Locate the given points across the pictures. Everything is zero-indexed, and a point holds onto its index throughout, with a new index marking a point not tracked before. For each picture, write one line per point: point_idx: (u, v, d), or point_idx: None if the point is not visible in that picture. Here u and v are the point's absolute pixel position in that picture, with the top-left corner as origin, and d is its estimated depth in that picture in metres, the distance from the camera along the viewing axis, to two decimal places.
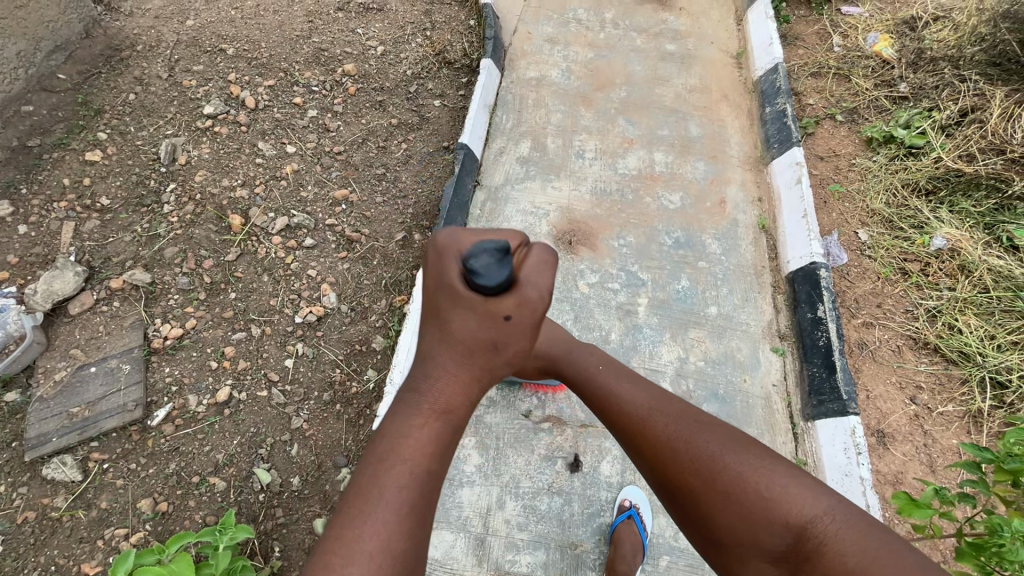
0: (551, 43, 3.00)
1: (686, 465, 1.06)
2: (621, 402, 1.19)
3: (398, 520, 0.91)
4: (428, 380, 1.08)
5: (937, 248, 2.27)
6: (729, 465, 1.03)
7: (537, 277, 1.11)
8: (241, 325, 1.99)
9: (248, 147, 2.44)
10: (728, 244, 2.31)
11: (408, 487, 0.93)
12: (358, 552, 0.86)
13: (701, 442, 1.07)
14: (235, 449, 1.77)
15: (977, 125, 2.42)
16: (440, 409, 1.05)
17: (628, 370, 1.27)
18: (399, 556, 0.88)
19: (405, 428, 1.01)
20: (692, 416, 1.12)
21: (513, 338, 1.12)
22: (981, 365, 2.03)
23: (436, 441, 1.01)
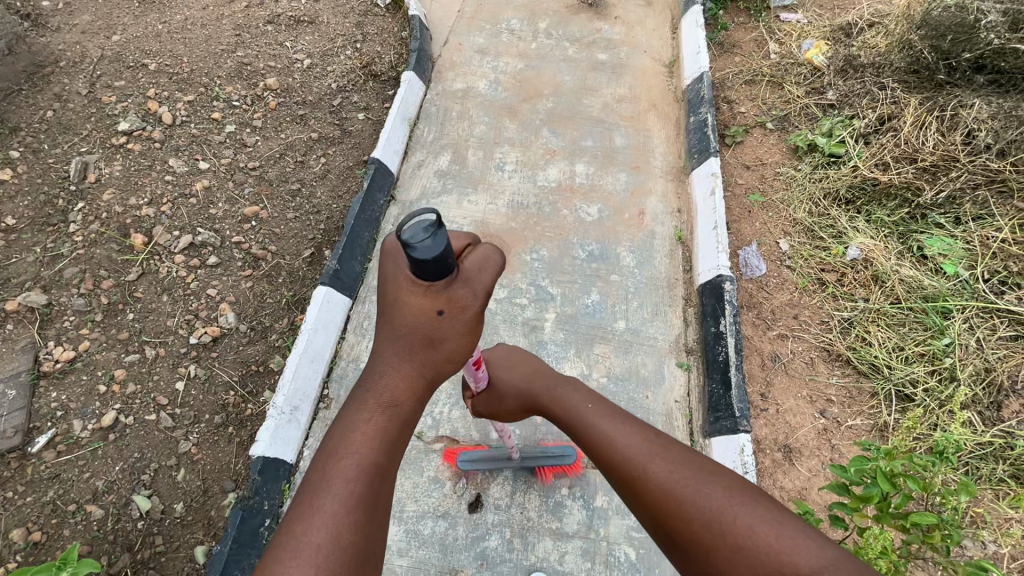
0: (481, 54, 2.98)
1: (686, 510, 0.96)
2: (616, 448, 1.12)
3: (342, 508, 0.89)
4: (375, 379, 1.06)
5: (851, 258, 2.24)
6: (732, 514, 0.92)
7: (472, 265, 1.02)
8: (136, 347, 1.96)
9: (159, 164, 2.40)
10: (643, 257, 2.28)
11: (352, 481, 0.92)
12: (304, 540, 0.85)
13: (695, 488, 0.98)
14: (116, 476, 1.74)
15: (893, 133, 2.40)
16: (386, 406, 1.03)
17: (622, 416, 1.20)
18: (345, 544, 0.87)
19: (350, 421, 1.01)
20: (689, 461, 1.04)
21: (450, 334, 1.03)
22: (888, 378, 1.99)
23: (385, 439, 1.00)
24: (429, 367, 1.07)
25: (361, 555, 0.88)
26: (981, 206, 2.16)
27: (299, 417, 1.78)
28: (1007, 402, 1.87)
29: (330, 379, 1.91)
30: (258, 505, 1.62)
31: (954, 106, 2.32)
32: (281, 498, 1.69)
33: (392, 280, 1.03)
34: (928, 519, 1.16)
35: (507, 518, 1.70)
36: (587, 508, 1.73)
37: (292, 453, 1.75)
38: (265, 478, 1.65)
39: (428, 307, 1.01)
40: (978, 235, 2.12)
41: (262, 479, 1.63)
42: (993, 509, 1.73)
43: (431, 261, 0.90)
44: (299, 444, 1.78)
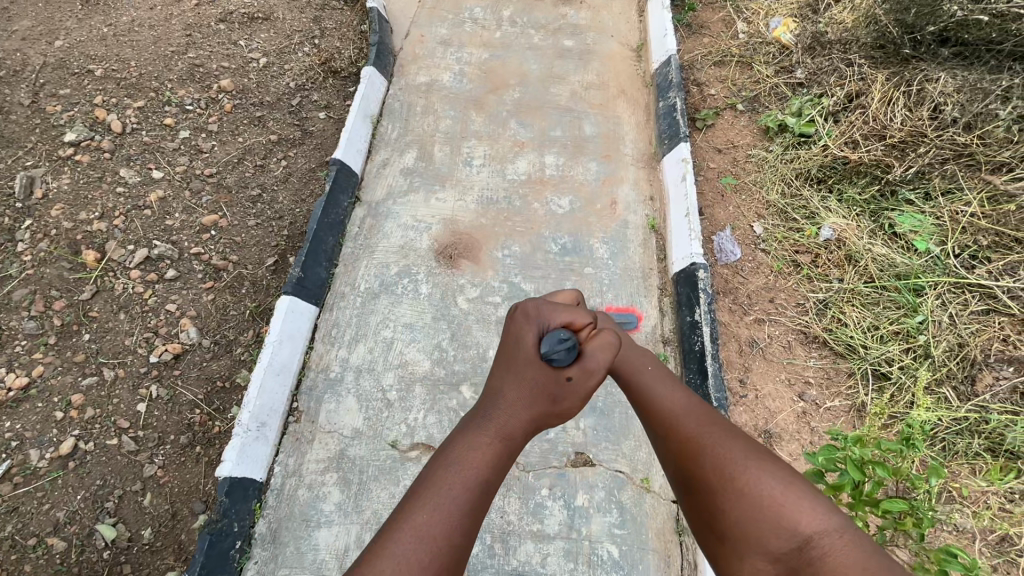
0: (445, 45, 2.89)
1: (708, 463, 1.07)
2: (655, 402, 1.21)
3: (455, 511, 0.97)
4: (494, 414, 1.09)
5: (825, 239, 2.23)
6: (747, 468, 1.03)
7: (599, 350, 1.07)
8: (93, 369, 1.88)
9: (110, 175, 2.29)
10: (617, 247, 2.25)
11: (468, 492, 0.99)
12: (422, 530, 0.94)
13: (722, 448, 1.08)
14: (78, 505, 1.68)
15: (861, 110, 2.37)
16: (503, 437, 1.07)
17: (668, 375, 1.27)
18: (452, 546, 0.95)
19: (465, 441, 1.06)
20: (720, 424, 1.13)
21: (572, 404, 1.09)
22: (864, 358, 1.99)
23: (498, 463, 1.06)
24: (544, 420, 1.11)
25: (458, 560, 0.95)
26: (950, 180, 2.15)
27: (268, 434, 1.72)
28: (981, 376, 1.87)
29: (300, 392, 1.85)
30: (227, 527, 1.57)
31: (920, 80, 2.30)
32: (252, 518, 1.64)
33: (523, 350, 1.08)
34: (898, 506, 1.16)
35: (487, 523, 1.67)
36: (568, 507, 1.70)
37: (262, 471, 1.70)
38: (233, 499, 1.59)
39: (557, 379, 1.06)
40: (948, 210, 2.11)
41: (229, 500, 1.58)
42: (970, 483, 1.75)
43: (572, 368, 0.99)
44: (270, 461, 1.72)
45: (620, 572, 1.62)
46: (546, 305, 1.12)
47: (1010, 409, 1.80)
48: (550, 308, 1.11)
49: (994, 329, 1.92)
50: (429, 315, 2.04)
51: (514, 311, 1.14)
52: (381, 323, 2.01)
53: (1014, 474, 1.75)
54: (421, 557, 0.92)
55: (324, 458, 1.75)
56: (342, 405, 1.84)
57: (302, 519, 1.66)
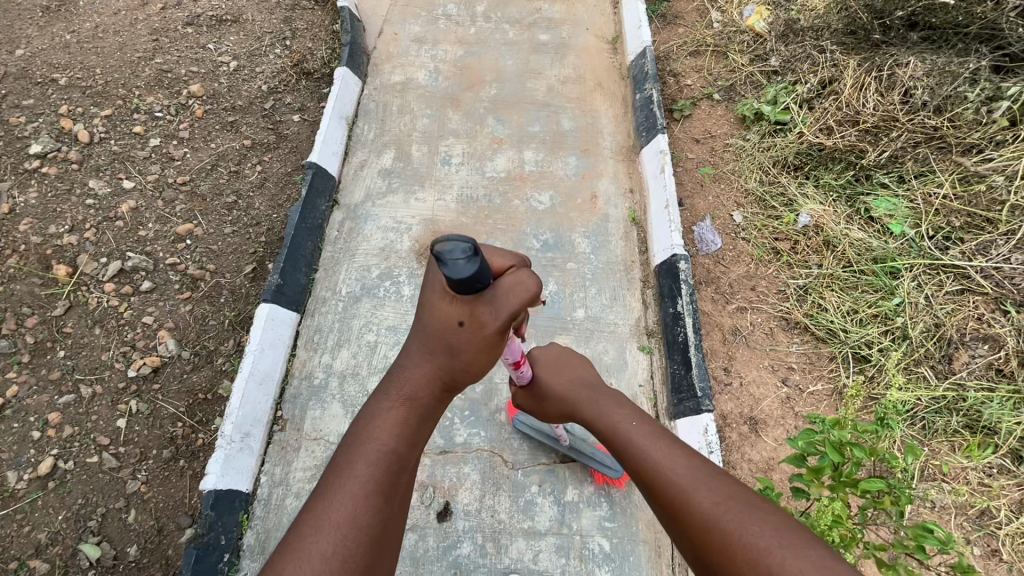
0: (419, 43, 2.85)
1: (736, 547, 0.82)
2: (658, 473, 0.99)
3: (359, 491, 0.90)
4: (401, 370, 1.05)
5: (803, 226, 2.25)
6: (784, 561, 0.77)
7: (504, 283, 0.94)
8: (69, 387, 1.83)
9: (79, 187, 2.23)
10: (598, 242, 2.25)
11: (370, 466, 0.93)
12: (320, 520, 0.87)
13: (745, 535, 0.83)
14: (60, 526, 1.64)
15: (834, 96, 2.40)
16: (407, 398, 1.03)
17: (670, 436, 1.07)
18: (361, 527, 0.88)
19: (373, 409, 1.03)
20: (746, 504, 0.88)
21: (468, 348, 0.98)
22: (844, 342, 2.01)
23: (407, 432, 1.01)
24: (446, 373, 1.03)
25: (378, 539, 0.89)
26: (923, 163, 2.18)
27: (253, 444, 1.70)
28: (957, 354, 1.91)
29: (284, 400, 1.83)
30: (214, 540, 1.55)
31: (891, 65, 2.32)
32: (240, 529, 1.62)
33: (425, 285, 1.03)
34: (876, 485, 1.18)
35: (478, 523, 1.67)
36: (558, 503, 1.70)
37: (248, 482, 1.68)
38: (219, 512, 1.57)
39: (452, 318, 0.98)
40: (921, 193, 2.14)
41: (216, 513, 1.55)
42: (949, 460, 1.78)
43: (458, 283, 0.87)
44: (255, 472, 1.70)
45: (612, 565, 1.63)
46: None
47: (986, 386, 1.84)
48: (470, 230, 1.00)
49: (969, 309, 1.96)
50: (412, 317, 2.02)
51: None
52: (364, 327, 1.99)
53: (991, 449, 1.79)
54: (325, 549, 0.84)
55: (311, 466, 1.74)
56: (327, 412, 1.83)
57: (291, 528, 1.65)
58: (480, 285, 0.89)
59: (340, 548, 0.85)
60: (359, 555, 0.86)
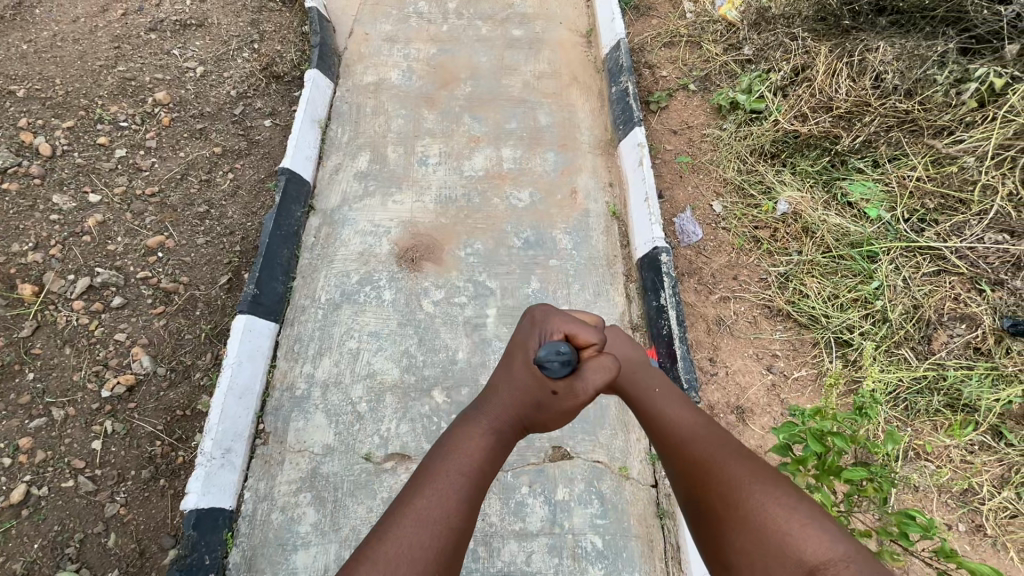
0: (391, 42, 2.81)
1: (714, 481, 1.01)
2: (664, 421, 1.17)
3: (455, 496, 0.99)
4: (489, 403, 1.18)
5: (781, 213, 2.26)
6: (754, 492, 0.96)
7: (595, 371, 1.05)
8: (40, 410, 1.77)
9: (41, 202, 2.15)
10: (580, 237, 2.23)
11: (464, 475, 1.03)
12: (422, 514, 0.95)
13: (726, 470, 1.01)
14: (37, 554, 1.59)
15: (807, 83, 2.41)
16: (494, 427, 1.14)
17: (679, 394, 1.25)
18: (451, 528, 0.95)
19: (463, 431, 1.13)
20: (729, 447, 1.07)
21: (554, 410, 1.12)
22: (826, 328, 2.03)
23: (492, 453, 1.11)
24: (527, 421, 1.18)
25: (461, 539, 0.97)
26: (896, 146, 2.20)
27: (234, 459, 1.66)
28: (936, 335, 1.93)
29: (265, 413, 1.79)
30: (198, 561, 1.50)
31: (861, 50, 2.32)
32: (225, 548, 1.58)
33: (524, 354, 1.14)
34: (859, 474, 1.19)
35: None
36: (549, 503, 1.69)
37: (231, 498, 1.64)
38: (202, 531, 1.53)
39: (543, 385, 1.10)
40: (895, 176, 2.17)
41: (198, 533, 1.51)
42: (932, 439, 1.81)
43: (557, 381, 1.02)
44: (239, 487, 1.66)
45: (605, 562, 1.62)
46: (559, 313, 1.15)
47: (965, 364, 1.87)
48: (562, 315, 1.13)
49: (946, 289, 1.98)
50: (395, 322, 1.99)
51: (530, 313, 1.19)
52: (345, 333, 1.96)
53: (972, 427, 1.81)
54: (421, 543, 0.92)
55: (296, 478, 1.70)
56: (310, 422, 1.79)
57: (278, 544, 1.61)
58: (574, 380, 1.05)
59: (435, 545, 0.93)
60: (451, 550, 0.94)
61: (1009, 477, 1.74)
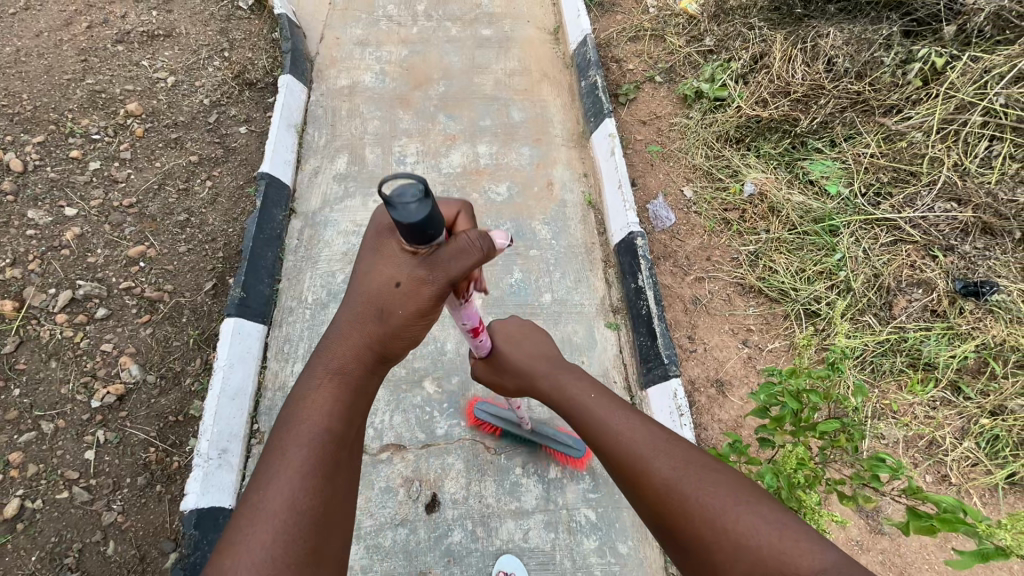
0: (362, 45, 2.84)
1: (689, 504, 0.89)
2: (602, 427, 1.07)
3: (298, 481, 0.88)
4: (331, 343, 1.03)
5: (748, 194, 2.36)
6: (737, 515, 0.85)
7: (454, 244, 0.95)
8: (29, 424, 1.76)
9: (16, 218, 2.13)
10: (558, 227, 2.30)
11: (308, 451, 0.91)
12: (259, 510, 0.85)
13: (684, 482, 0.92)
14: (34, 567, 1.59)
15: (766, 70, 2.52)
16: (339, 371, 1.01)
17: (616, 400, 1.13)
18: (303, 510, 0.86)
19: (304, 388, 0.99)
20: (678, 452, 0.98)
21: (406, 307, 0.98)
22: (795, 300, 2.13)
23: (342, 406, 0.99)
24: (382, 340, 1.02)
25: (320, 522, 0.87)
26: (851, 126, 2.32)
27: (231, 459, 1.68)
28: (896, 300, 2.05)
29: (259, 413, 1.82)
30: (201, 559, 1.50)
31: (814, 37, 2.45)
32: None
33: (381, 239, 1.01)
34: (832, 426, 1.27)
35: (467, 510, 1.70)
36: (542, 481, 1.76)
37: (231, 498, 1.65)
38: (204, 530, 1.53)
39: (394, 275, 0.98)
40: (851, 154, 2.29)
41: (200, 531, 1.52)
42: (898, 398, 1.93)
43: (409, 227, 0.85)
44: (237, 487, 1.68)
45: (599, 534, 1.69)
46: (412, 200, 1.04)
47: (923, 326, 1.99)
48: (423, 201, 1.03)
49: (903, 257, 2.10)
50: None
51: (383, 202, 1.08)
52: None
53: (933, 384, 1.93)
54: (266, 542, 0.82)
55: None
56: None
57: None
58: (431, 232, 0.89)
59: (282, 536, 0.83)
60: (308, 538, 0.85)
61: (968, 429, 1.87)
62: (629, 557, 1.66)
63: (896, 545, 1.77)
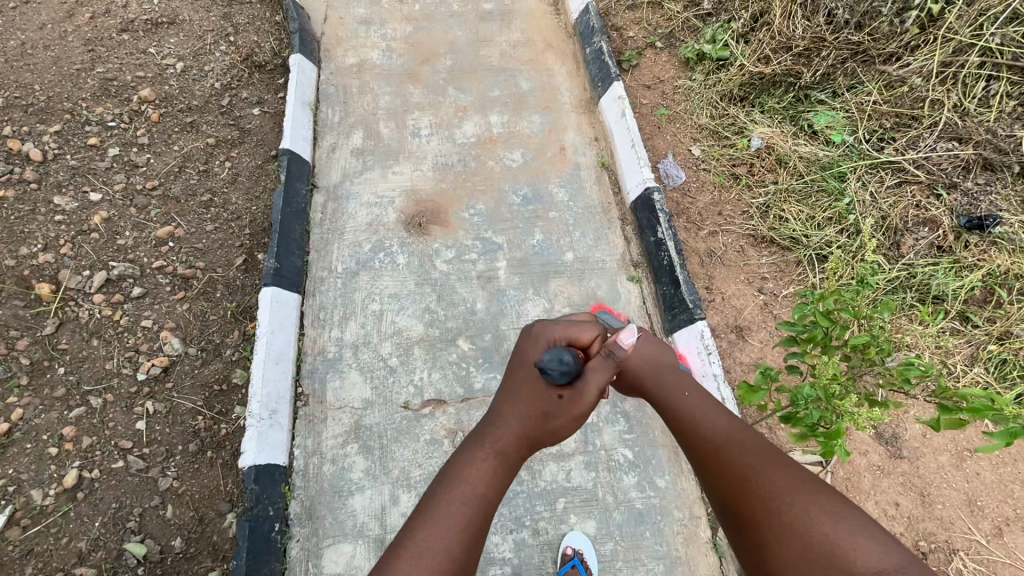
0: (366, 24, 2.87)
1: (759, 494, 0.97)
2: (695, 425, 1.15)
3: (453, 533, 0.96)
4: (493, 425, 1.14)
5: (756, 148, 2.44)
6: (797, 499, 0.94)
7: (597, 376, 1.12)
8: (78, 400, 1.81)
9: (42, 205, 2.14)
10: (574, 189, 2.37)
11: (466, 514, 0.99)
12: (422, 556, 0.92)
13: (766, 479, 0.99)
14: (99, 532, 1.64)
15: (765, 27, 2.59)
16: (499, 452, 1.09)
17: (712, 398, 1.20)
18: (451, 566, 0.93)
19: (464, 458, 1.08)
20: (766, 455, 1.03)
21: (562, 417, 1.12)
22: (807, 247, 2.22)
23: (496, 482, 1.06)
24: (537, 436, 1.15)
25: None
26: (851, 76, 2.40)
27: (281, 418, 1.74)
28: (903, 240, 2.14)
29: (302, 376, 1.88)
30: (263, 512, 1.59)
31: None
32: (284, 500, 1.67)
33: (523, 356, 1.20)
34: (862, 339, 1.34)
35: None
36: (580, 426, 1.83)
37: (283, 455, 1.72)
38: (263, 485, 1.61)
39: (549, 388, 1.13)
40: (853, 103, 2.37)
41: (260, 486, 1.60)
42: (911, 330, 2.02)
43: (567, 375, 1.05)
44: (289, 445, 1.75)
45: (637, 471, 1.77)
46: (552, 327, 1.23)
47: (931, 262, 2.08)
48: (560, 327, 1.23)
49: (908, 198, 2.19)
50: (412, 283, 2.09)
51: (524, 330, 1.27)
52: (367, 297, 2.05)
53: (943, 315, 2.03)
54: None
55: (341, 431, 1.80)
56: (346, 381, 1.88)
57: (334, 491, 1.71)
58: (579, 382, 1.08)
59: None
60: None
61: (977, 355, 1.97)
62: (667, 490, 1.75)
63: (914, 467, 1.88)
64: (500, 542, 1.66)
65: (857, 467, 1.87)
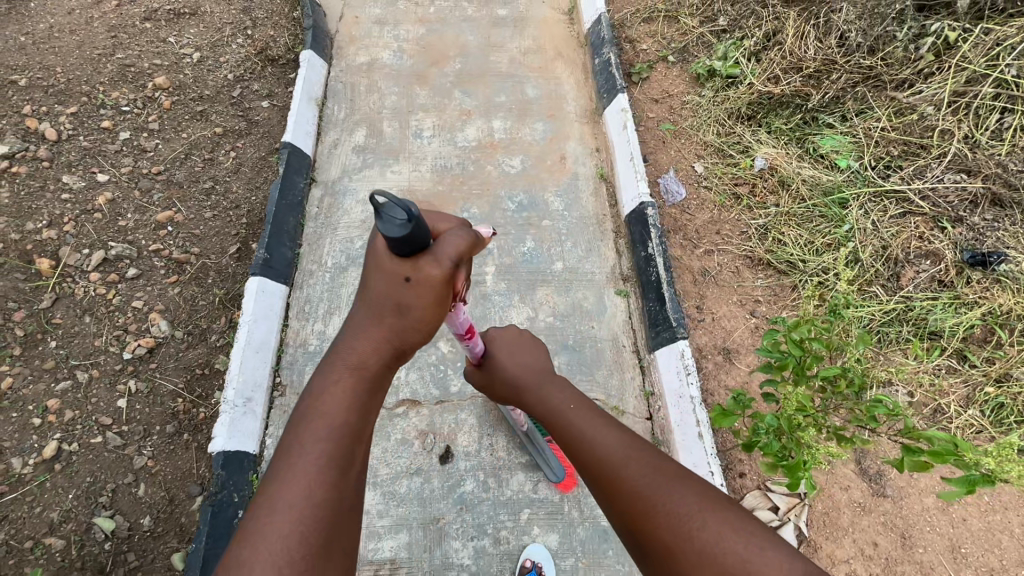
0: (380, 24, 2.91)
1: (657, 513, 0.93)
2: (586, 441, 1.08)
3: (315, 471, 0.88)
4: (348, 340, 1.01)
5: (759, 169, 2.39)
6: (705, 524, 0.89)
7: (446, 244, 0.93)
8: (65, 373, 1.86)
9: (52, 183, 2.22)
10: (570, 199, 2.36)
11: (323, 444, 0.90)
12: (278, 500, 0.84)
13: (668, 497, 0.94)
14: (71, 504, 1.67)
15: (778, 47, 2.55)
16: (356, 368, 0.98)
17: (601, 411, 1.14)
18: (316, 502, 0.86)
19: (318, 387, 0.97)
20: (659, 467, 0.99)
21: (416, 304, 0.95)
22: (803, 272, 2.17)
23: (356, 404, 0.96)
24: (398, 335, 0.99)
25: (332, 516, 0.86)
26: (862, 101, 2.35)
27: (255, 406, 1.77)
28: (904, 271, 2.07)
29: (281, 366, 1.90)
30: (227, 498, 1.61)
31: (826, 12, 2.47)
32: (251, 488, 1.69)
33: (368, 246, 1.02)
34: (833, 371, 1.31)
35: (479, 462, 1.77)
36: None
37: (255, 444, 1.75)
38: (230, 471, 1.64)
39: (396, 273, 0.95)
40: (862, 129, 2.31)
41: (226, 472, 1.62)
42: (904, 365, 1.95)
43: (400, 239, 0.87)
44: (261, 434, 1.77)
45: None
46: None
47: (931, 296, 2.02)
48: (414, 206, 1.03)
49: (911, 229, 2.13)
50: None
51: None
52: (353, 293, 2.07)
53: (939, 352, 1.96)
54: (282, 528, 0.82)
55: None
56: None
57: None
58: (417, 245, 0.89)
59: (302, 526, 0.83)
60: (320, 537, 0.84)
61: (973, 397, 1.89)
62: None
63: (897, 507, 1.82)
64: (460, 548, 1.65)
65: (836, 502, 1.81)
